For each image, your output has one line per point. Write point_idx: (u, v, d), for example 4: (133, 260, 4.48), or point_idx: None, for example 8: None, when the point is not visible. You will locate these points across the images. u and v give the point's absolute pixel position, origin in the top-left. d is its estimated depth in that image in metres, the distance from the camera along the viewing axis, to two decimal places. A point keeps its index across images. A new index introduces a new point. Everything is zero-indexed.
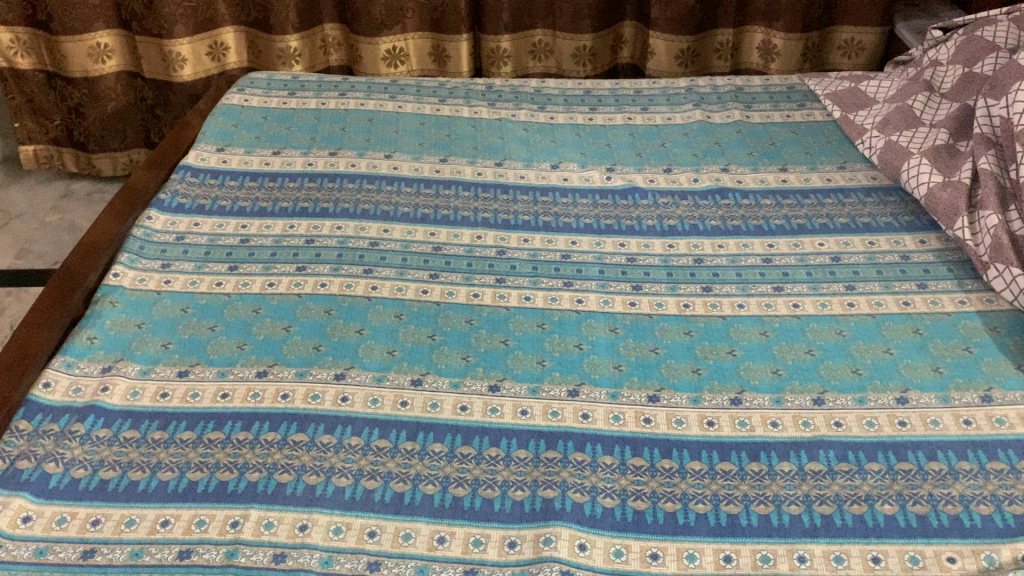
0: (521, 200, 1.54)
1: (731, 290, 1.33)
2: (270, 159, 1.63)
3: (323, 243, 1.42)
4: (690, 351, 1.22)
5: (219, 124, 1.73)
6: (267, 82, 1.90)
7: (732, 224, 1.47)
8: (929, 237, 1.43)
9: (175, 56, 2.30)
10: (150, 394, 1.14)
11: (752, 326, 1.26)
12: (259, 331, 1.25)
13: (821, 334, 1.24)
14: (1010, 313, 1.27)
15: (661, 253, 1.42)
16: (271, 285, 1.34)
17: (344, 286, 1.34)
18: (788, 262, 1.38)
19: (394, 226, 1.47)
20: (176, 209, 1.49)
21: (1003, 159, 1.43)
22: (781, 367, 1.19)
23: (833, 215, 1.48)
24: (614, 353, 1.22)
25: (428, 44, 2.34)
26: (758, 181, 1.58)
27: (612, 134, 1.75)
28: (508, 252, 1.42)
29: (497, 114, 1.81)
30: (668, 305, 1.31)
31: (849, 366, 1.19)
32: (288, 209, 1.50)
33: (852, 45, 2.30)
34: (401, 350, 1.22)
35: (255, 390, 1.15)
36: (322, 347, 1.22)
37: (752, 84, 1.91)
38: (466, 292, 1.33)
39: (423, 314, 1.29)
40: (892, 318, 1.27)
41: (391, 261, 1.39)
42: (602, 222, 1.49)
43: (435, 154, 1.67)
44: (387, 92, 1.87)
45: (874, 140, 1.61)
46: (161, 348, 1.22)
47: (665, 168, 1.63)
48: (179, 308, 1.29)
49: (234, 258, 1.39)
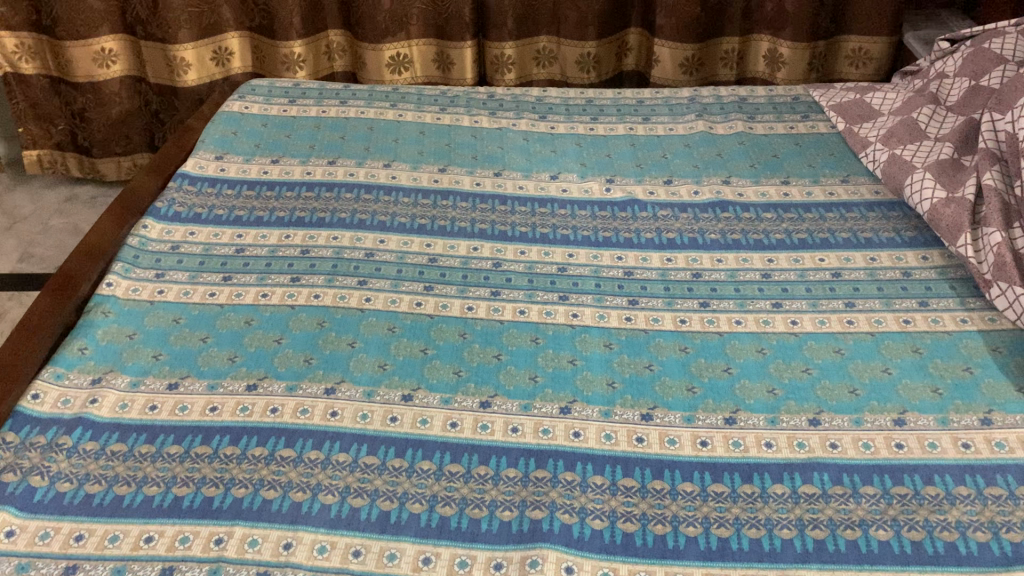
0: (580, 215, 1.53)
1: (801, 306, 1.32)
2: (311, 170, 1.63)
3: (383, 256, 1.42)
4: (766, 371, 1.21)
5: (219, 131, 1.73)
6: (302, 90, 1.89)
7: (778, 238, 1.47)
8: (930, 253, 1.43)
9: (178, 61, 2.27)
10: (199, 409, 1.13)
11: (827, 343, 1.26)
12: (326, 345, 1.24)
13: (896, 352, 1.24)
14: (1012, 333, 1.27)
15: (727, 268, 1.40)
16: (343, 297, 1.33)
17: (412, 304, 1.32)
18: (858, 277, 1.38)
19: (458, 241, 1.46)
20: (229, 221, 1.49)
21: (1008, 175, 1.43)
22: (858, 387, 1.18)
23: (877, 229, 1.49)
24: (687, 372, 1.21)
25: (432, 51, 2.33)
26: (806, 194, 1.58)
27: (666, 144, 1.74)
28: (570, 269, 1.40)
29: (547, 126, 1.80)
30: (743, 322, 1.29)
31: (929, 387, 1.18)
32: (345, 220, 1.50)
33: (858, 55, 2.29)
34: (469, 371, 1.20)
35: (304, 406, 1.14)
36: (388, 366, 1.21)
37: (755, 95, 1.92)
38: (536, 309, 1.32)
39: (487, 333, 1.27)
40: (972, 336, 1.26)
41: (452, 278, 1.38)
42: (665, 236, 1.48)
43: (488, 167, 1.66)
44: (436, 104, 1.86)
45: (879, 154, 1.61)
46: (228, 361, 1.21)
47: (723, 180, 1.63)
48: (243, 320, 1.28)
49: (296, 270, 1.38)
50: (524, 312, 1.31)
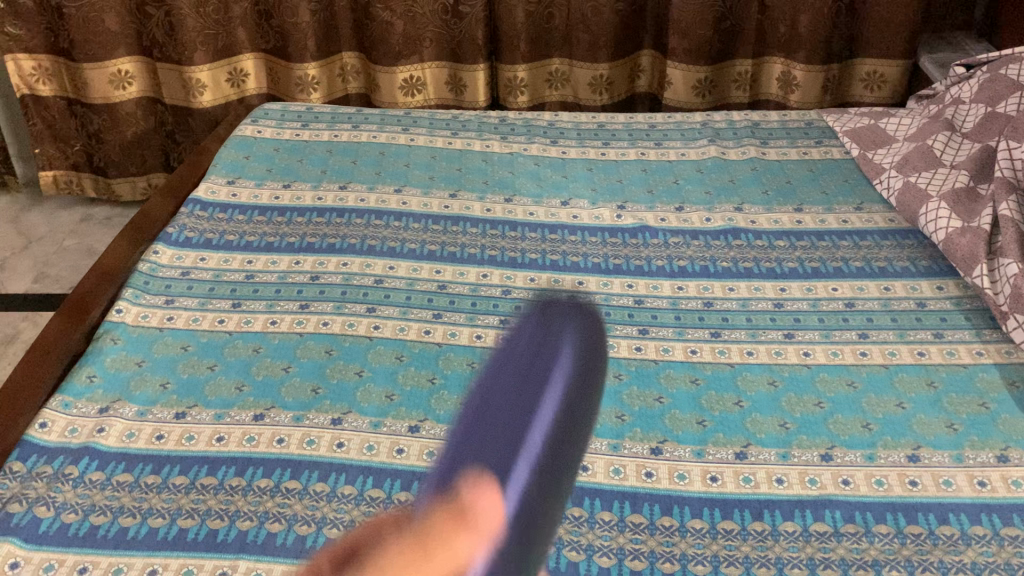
0: (529, 237, 1.51)
1: (741, 335, 1.29)
2: (323, 195, 1.62)
3: (327, 279, 1.41)
4: (696, 402, 1.18)
5: (230, 156, 1.72)
6: (282, 113, 1.88)
7: (791, 266, 1.42)
8: (946, 283, 1.37)
9: (194, 83, 2.30)
10: (176, 438, 1.13)
11: (761, 375, 1.22)
12: (258, 372, 1.23)
13: (830, 385, 1.20)
14: (995, 366, 1.22)
15: (670, 294, 1.37)
16: (274, 322, 1.32)
17: (345, 325, 1.31)
18: (800, 308, 1.34)
19: (400, 262, 1.45)
20: (183, 243, 1.48)
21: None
22: (789, 421, 1.15)
23: (847, 259, 1.43)
24: (617, 401, 1.18)
25: (445, 74, 2.32)
26: (772, 222, 1.52)
27: (624, 168, 1.69)
28: (513, 292, 1.39)
29: (508, 148, 1.76)
30: (675, 350, 1.26)
31: (860, 421, 1.15)
32: (294, 245, 1.49)
33: (874, 78, 2.23)
34: (401, 395, 1.20)
35: (315, 435, 1.13)
36: (320, 390, 1.20)
37: (769, 119, 1.82)
38: (468, 333, 1.30)
39: (424, 356, 1.26)
40: (907, 369, 1.22)
41: (460, 305, 1.36)
42: (610, 261, 1.45)
43: (445, 188, 1.65)
44: (400, 125, 1.84)
45: (893, 180, 1.54)
46: (159, 388, 1.21)
47: (736, 206, 1.57)
48: (179, 346, 1.28)
49: (238, 294, 1.37)
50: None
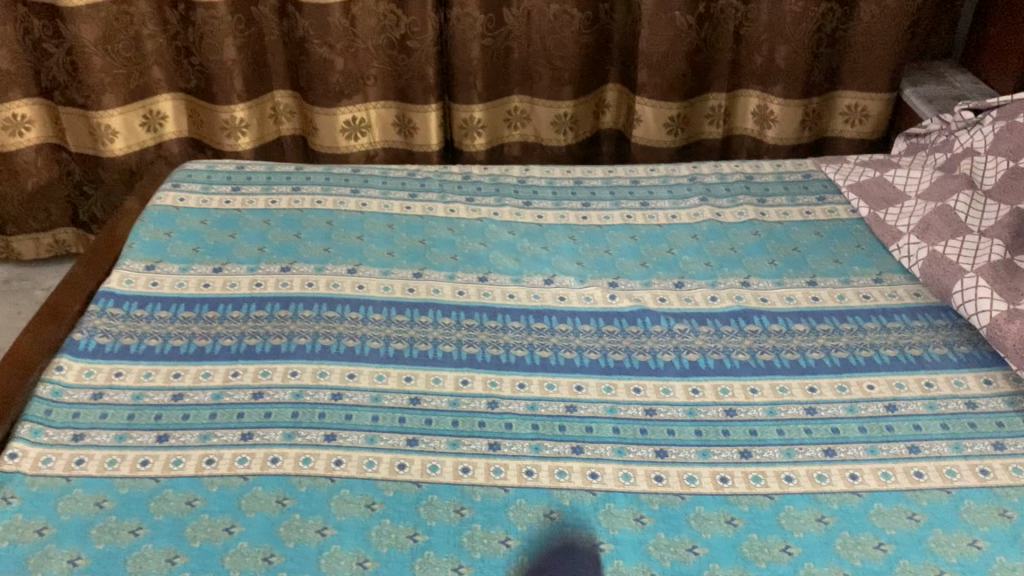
0: (512, 327, 1.30)
1: (774, 455, 1.10)
2: (262, 280, 1.37)
3: (274, 396, 1.17)
4: (736, 551, 0.98)
5: (150, 233, 1.47)
6: (207, 174, 1.63)
7: (817, 358, 1.24)
8: (994, 376, 1.20)
9: (103, 129, 2.00)
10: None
11: (808, 510, 1.02)
12: (195, 535, 0.98)
13: (888, 519, 1.01)
14: None
15: (685, 401, 1.17)
16: (210, 461, 1.07)
17: (301, 462, 1.07)
18: (836, 414, 1.15)
19: (361, 367, 1.22)
20: (93, 352, 1.22)
21: None
22: (849, 572, 0.95)
23: (878, 346, 1.26)
24: (643, 556, 0.97)
25: (392, 114, 2.09)
26: (786, 299, 1.35)
27: (611, 237, 1.50)
28: (501, 406, 1.17)
29: (476, 213, 1.56)
30: (702, 478, 1.06)
31: (932, 569, 0.96)
32: (231, 349, 1.24)
33: (856, 112, 2.07)
34: (377, 561, 0.96)
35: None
36: (275, 558, 0.96)
37: (762, 172, 1.67)
38: (454, 464, 1.08)
39: (401, 503, 1.03)
40: (973, 494, 1.04)
41: (439, 426, 1.14)
42: (610, 357, 1.25)
43: (407, 266, 1.42)
44: (348, 185, 1.61)
45: (915, 248, 1.40)
46: (68, 567, 0.94)
47: (742, 280, 1.39)
48: (93, 502, 1.01)
49: (165, 423, 1.12)
50: (532, 472, 1.07)
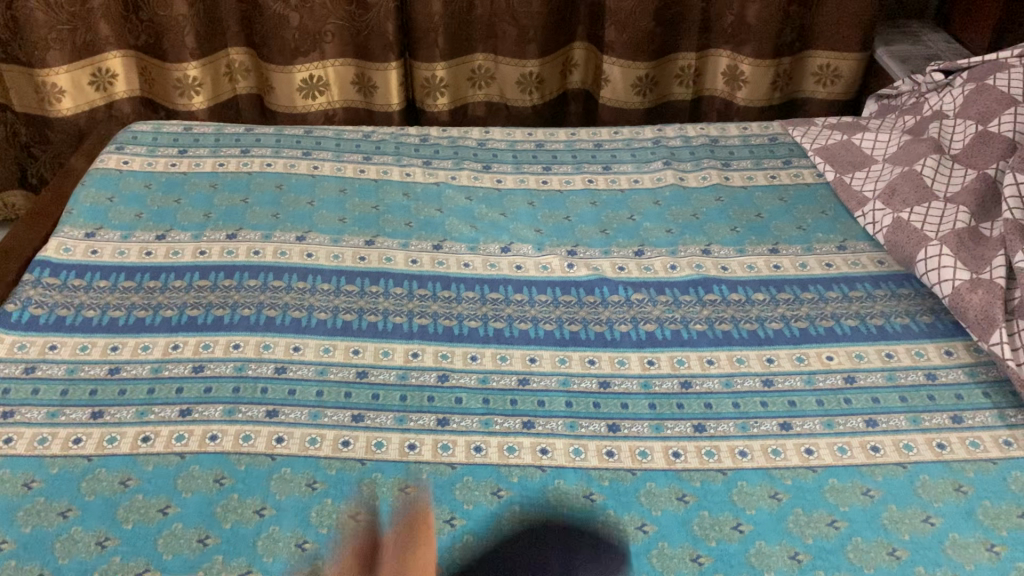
0: (466, 297, 1.26)
1: (729, 429, 1.07)
2: (207, 248, 1.32)
3: (216, 370, 1.13)
4: (686, 529, 0.95)
5: (90, 198, 1.41)
6: (154, 136, 1.58)
7: (776, 328, 1.21)
8: (955, 346, 1.18)
9: (49, 88, 1.93)
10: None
11: (760, 486, 1.00)
12: (126, 517, 0.95)
13: (842, 496, 0.99)
14: None
15: (639, 373, 1.14)
16: (146, 439, 1.03)
17: (240, 439, 1.04)
18: (793, 386, 1.13)
19: (308, 339, 1.18)
20: (27, 325, 1.17)
21: None
22: (801, 550, 0.93)
23: (839, 316, 1.23)
24: (590, 534, 0.95)
25: (351, 73, 2.02)
26: (747, 268, 1.32)
27: (570, 202, 1.47)
28: (451, 379, 1.13)
29: (433, 176, 1.52)
30: (655, 454, 1.04)
31: (885, 546, 0.94)
32: (172, 320, 1.20)
33: (827, 72, 2.03)
34: (316, 543, 0.93)
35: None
36: (210, 540, 0.93)
37: (728, 134, 1.64)
38: (400, 440, 1.05)
39: (343, 481, 0.99)
40: (929, 469, 1.02)
41: (386, 400, 1.10)
42: (565, 328, 1.21)
43: (360, 233, 1.38)
44: (301, 148, 1.56)
45: (880, 214, 1.37)
46: None
47: (703, 248, 1.36)
48: (21, 483, 0.97)
49: (100, 399, 1.08)
50: (480, 447, 1.04)
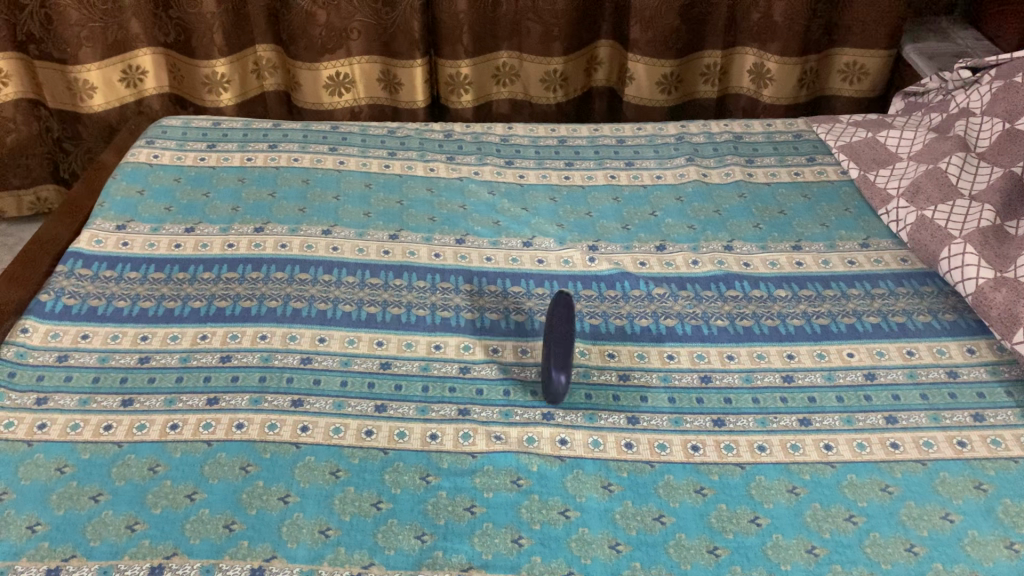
0: (488, 291, 1.28)
1: (748, 423, 1.08)
2: (235, 241, 1.35)
3: (243, 360, 1.15)
4: (704, 522, 0.96)
5: (121, 191, 1.44)
6: (183, 131, 1.61)
7: (797, 325, 1.22)
8: (978, 344, 1.18)
9: (81, 84, 1.97)
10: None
11: (778, 480, 1.01)
12: (155, 502, 0.97)
13: (860, 492, 0.99)
14: None
15: (660, 366, 1.15)
16: (174, 426, 1.06)
17: (266, 428, 1.06)
18: (813, 382, 1.13)
19: (333, 331, 1.20)
20: (60, 314, 1.20)
21: None
22: (817, 544, 0.94)
23: (860, 313, 1.23)
24: (608, 524, 0.96)
25: (377, 69, 2.05)
26: (769, 264, 1.32)
27: (592, 197, 1.48)
28: (473, 370, 1.15)
29: (457, 172, 1.54)
30: (673, 447, 1.05)
31: (902, 542, 0.94)
32: (201, 311, 1.22)
33: (854, 70, 2.02)
34: (339, 530, 0.95)
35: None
36: (236, 526, 0.95)
37: (752, 131, 1.65)
38: (422, 431, 1.06)
39: (365, 469, 1.01)
40: (949, 467, 1.02)
41: (408, 391, 1.12)
42: (586, 322, 1.22)
43: (384, 227, 1.40)
44: (327, 143, 1.59)
45: (903, 212, 1.37)
46: (26, 534, 0.93)
47: (725, 244, 1.37)
48: (54, 468, 1.00)
49: (130, 387, 1.11)
50: (501, 437, 1.06)
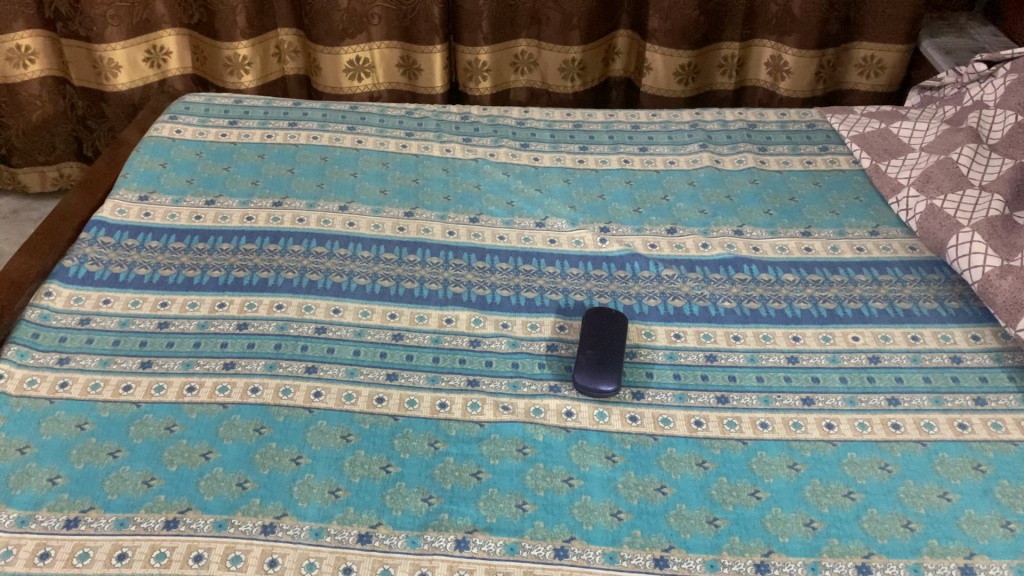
0: (500, 269, 1.30)
1: (752, 401, 1.10)
2: (254, 214, 1.38)
3: (259, 327, 1.18)
4: (704, 493, 0.98)
5: (144, 164, 1.47)
6: (205, 107, 1.64)
7: (803, 308, 1.23)
8: (982, 332, 1.19)
9: (106, 63, 2.00)
10: (66, 557, 0.89)
11: (780, 456, 1.03)
12: (171, 460, 1.00)
13: (860, 469, 1.01)
14: None
15: (666, 344, 1.18)
16: (191, 388, 1.09)
17: (280, 392, 1.09)
18: (817, 363, 1.15)
19: (346, 303, 1.23)
20: (83, 280, 1.24)
21: None
22: (816, 518, 0.95)
23: (867, 298, 1.25)
24: (610, 493, 0.98)
25: (397, 55, 2.07)
26: (778, 249, 1.34)
27: (606, 180, 1.50)
28: (483, 343, 1.17)
29: (472, 152, 1.56)
30: (677, 421, 1.07)
31: (899, 519, 0.95)
32: (219, 280, 1.25)
33: (871, 64, 2.03)
34: (348, 491, 0.97)
35: (238, 550, 0.90)
36: (249, 485, 0.97)
37: (765, 120, 1.66)
38: (431, 399, 1.09)
39: (376, 435, 1.04)
40: (948, 448, 1.04)
41: (419, 361, 1.14)
42: (595, 300, 1.24)
43: (399, 205, 1.42)
44: (346, 123, 1.62)
45: (913, 201, 1.38)
46: (47, 485, 0.96)
47: (735, 229, 1.39)
48: (74, 425, 1.03)
49: (150, 350, 1.14)
50: (508, 407, 1.08)
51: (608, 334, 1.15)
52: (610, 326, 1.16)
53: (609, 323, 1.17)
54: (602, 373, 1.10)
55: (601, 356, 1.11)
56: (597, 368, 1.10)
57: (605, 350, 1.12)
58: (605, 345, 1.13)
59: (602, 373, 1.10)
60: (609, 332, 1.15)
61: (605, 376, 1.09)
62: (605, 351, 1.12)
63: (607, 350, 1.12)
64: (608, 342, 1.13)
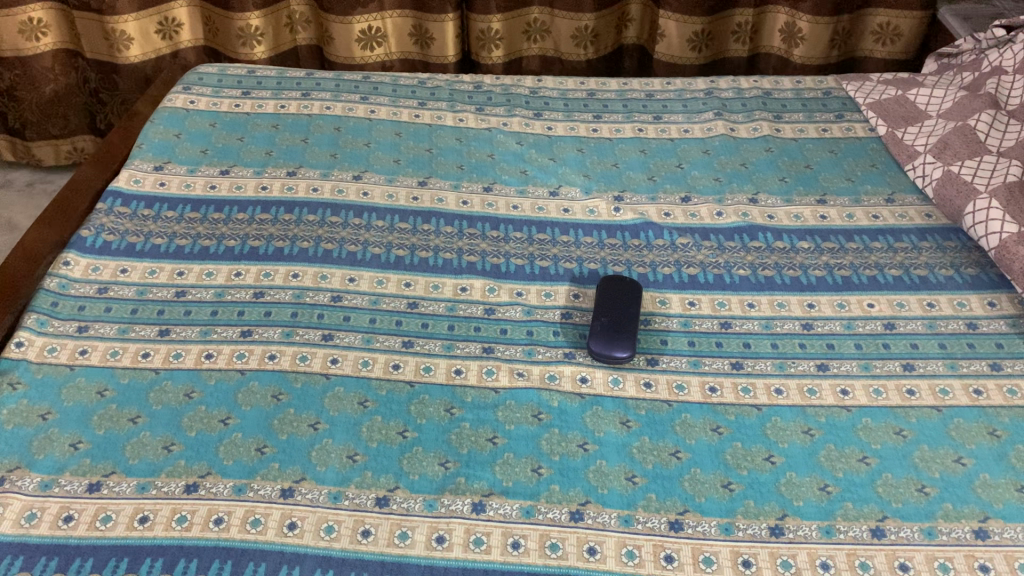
0: (515, 238, 1.30)
1: (767, 368, 1.10)
2: (268, 184, 1.38)
3: (275, 297, 1.18)
4: (718, 457, 0.99)
5: (159, 134, 1.48)
6: (218, 78, 1.64)
7: (819, 275, 1.23)
8: (999, 298, 1.19)
9: (118, 35, 2.00)
10: (89, 520, 0.90)
11: (794, 422, 1.03)
12: (190, 426, 1.01)
13: (874, 435, 1.01)
14: None
15: (681, 312, 1.18)
16: (209, 355, 1.10)
17: (297, 359, 1.09)
18: (832, 330, 1.15)
19: (362, 272, 1.23)
20: (99, 250, 1.24)
21: None
22: (831, 483, 0.96)
23: (882, 266, 1.24)
24: (626, 457, 0.99)
25: (408, 24, 2.06)
26: (793, 217, 1.34)
27: (620, 149, 1.49)
28: (498, 311, 1.18)
29: (485, 122, 1.56)
30: (691, 388, 1.07)
31: (914, 483, 0.96)
32: (235, 250, 1.26)
33: (887, 31, 2.01)
34: (366, 456, 0.98)
35: (258, 514, 0.91)
36: (267, 450, 0.98)
37: (781, 88, 1.65)
38: (447, 365, 1.09)
39: (393, 400, 1.05)
40: (963, 414, 1.04)
41: (435, 329, 1.15)
42: (610, 268, 1.25)
43: (413, 174, 1.42)
44: (358, 92, 1.62)
45: (930, 168, 1.37)
46: (68, 451, 0.97)
47: (750, 197, 1.38)
48: (95, 391, 1.04)
49: (167, 318, 1.15)
50: (523, 373, 1.09)
51: (624, 303, 1.15)
52: (627, 294, 1.16)
53: (626, 290, 1.17)
54: (617, 340, 1.10)
55: (617, 324, 1.12)
56: (612, 334, 1.10)
57: (621, 318, 1.13)
58: (621, 313, 1.13)
59: (617, 339, 1.10)
60: (625, 300, 1.15)
61: (620, 344, 1.09)
62: (620, 319, 1.12)
63: (623, 318, 1.13)
64: (624, 311, 1.14)
